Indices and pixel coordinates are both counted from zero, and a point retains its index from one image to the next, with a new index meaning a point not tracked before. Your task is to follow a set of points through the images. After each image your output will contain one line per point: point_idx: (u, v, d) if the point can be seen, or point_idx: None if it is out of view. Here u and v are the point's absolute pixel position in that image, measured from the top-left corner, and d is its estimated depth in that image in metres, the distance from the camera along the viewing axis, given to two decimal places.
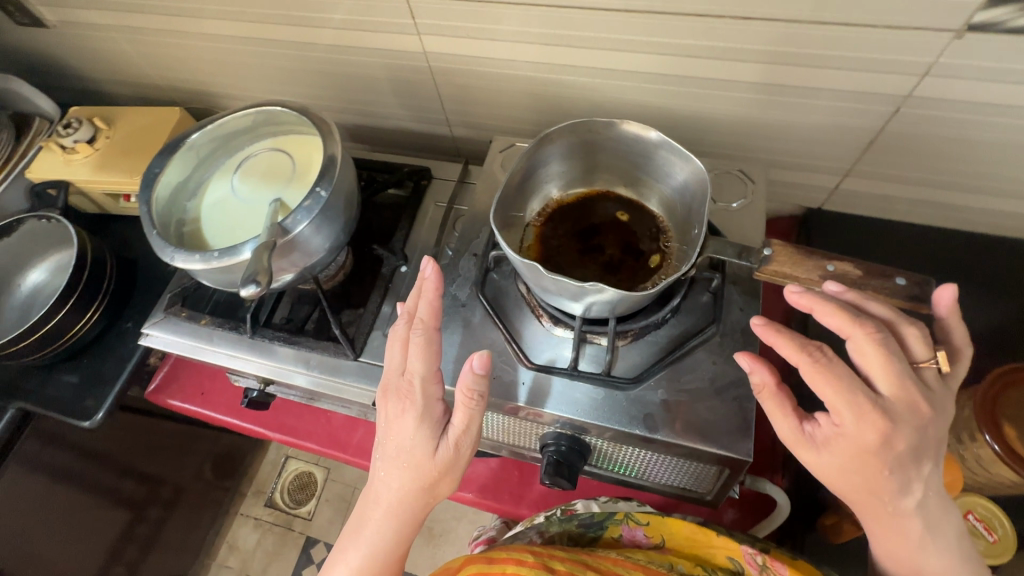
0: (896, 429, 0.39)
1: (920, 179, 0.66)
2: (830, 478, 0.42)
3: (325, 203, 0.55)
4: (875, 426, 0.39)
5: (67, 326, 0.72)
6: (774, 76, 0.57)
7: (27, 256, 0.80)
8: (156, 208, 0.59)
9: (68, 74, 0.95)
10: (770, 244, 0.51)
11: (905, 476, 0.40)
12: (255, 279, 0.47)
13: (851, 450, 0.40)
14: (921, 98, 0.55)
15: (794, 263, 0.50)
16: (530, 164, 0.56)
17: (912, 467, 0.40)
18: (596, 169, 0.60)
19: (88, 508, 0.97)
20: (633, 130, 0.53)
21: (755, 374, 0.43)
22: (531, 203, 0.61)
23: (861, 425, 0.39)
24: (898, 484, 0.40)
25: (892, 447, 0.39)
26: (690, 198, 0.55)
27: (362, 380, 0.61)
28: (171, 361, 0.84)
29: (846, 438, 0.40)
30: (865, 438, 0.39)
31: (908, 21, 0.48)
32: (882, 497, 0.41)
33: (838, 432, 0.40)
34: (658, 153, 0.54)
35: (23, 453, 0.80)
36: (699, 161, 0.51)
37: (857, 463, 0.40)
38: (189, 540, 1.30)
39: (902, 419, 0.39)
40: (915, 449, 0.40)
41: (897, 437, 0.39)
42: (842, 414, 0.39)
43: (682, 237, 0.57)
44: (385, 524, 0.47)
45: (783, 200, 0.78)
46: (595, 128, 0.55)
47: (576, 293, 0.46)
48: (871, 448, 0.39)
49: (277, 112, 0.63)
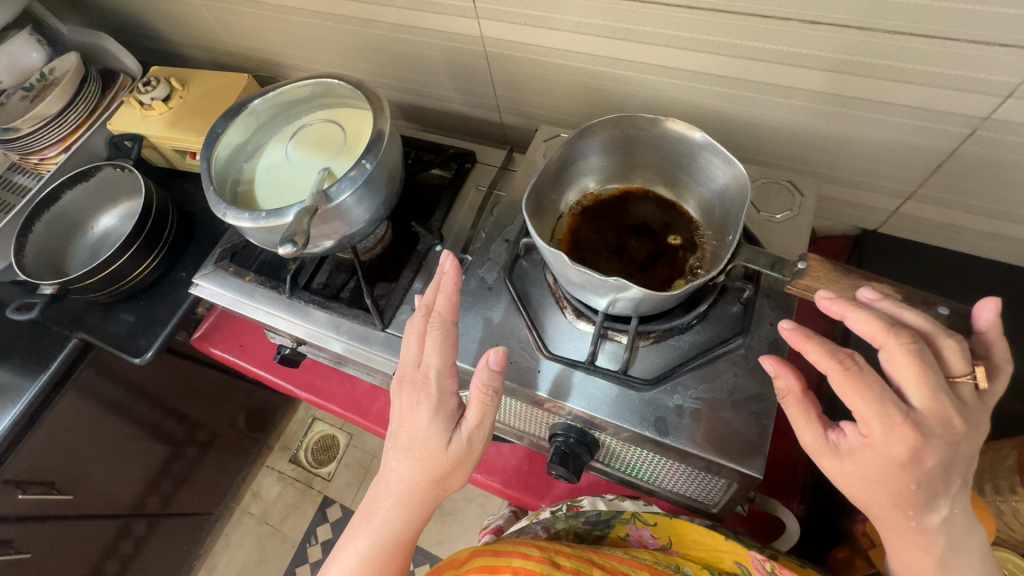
0: (928, 443, 0.37)
1: (990, 210, 0.61)
2: (854, 488, 0.40)
3: (369, 175, 0.56)
4: (906, 440, 0.37)
5: (130, 269, 0.78)
6: (840, 86, 0.55)
7: (100, 201, 0.88)
8: (215, 166, 0.62)
9: (152, 34, 1.02)
10: (806, 258, 0.48)
11: (933, 492, 0.38)
12: (292, 239, 0.48)
13: (877, 463, 0.38)
14: (1002, 120, 0.51)
15: (827, 280, 0.48)
16: (571, 155, 0.57)
17: (941, 483, 0.38)
18: (637, 165, 0.60)
19: (132, 438, 1.04)
20: (676, 129, 0.52)
21: (780, 379, 0.42)
22: (569, 195, 0.61)
23: (891, 439, 0.37)
24: (925, 499, 0.38)
25: (923, 463, 0.37)
26: (729, 203, 0.53)
27: (386, 350, 0.63)
28: (216, 313, 0.90)
29: (873, 450, 0.38)
30: (893, 452, 0.37)
31: (993, 37, 0.45)
32: (907, 511, 0.39)
33: (864, 443, 0.38)
34: (702, 155, 0.53)
35: (81, 379, 0.87)
36: (742, 165, 0.50)
37: (882, 474, 0.38)
38: (218, 482, 1.38)
39: (936, 433, 0.37)
40: (947, 466, 0.38)
41: (928, 453, 0.37)
42: (871, 425, 0.37)
43: (718, 246, 0.55)
44: (395, 513, 0.48)
45: (836, 218, 0.75)
46: (639, 124, 0.54)
47: (600, 288, 0.46)
48: (899, 460, 0.37)
49: (334, 84, 0.65)
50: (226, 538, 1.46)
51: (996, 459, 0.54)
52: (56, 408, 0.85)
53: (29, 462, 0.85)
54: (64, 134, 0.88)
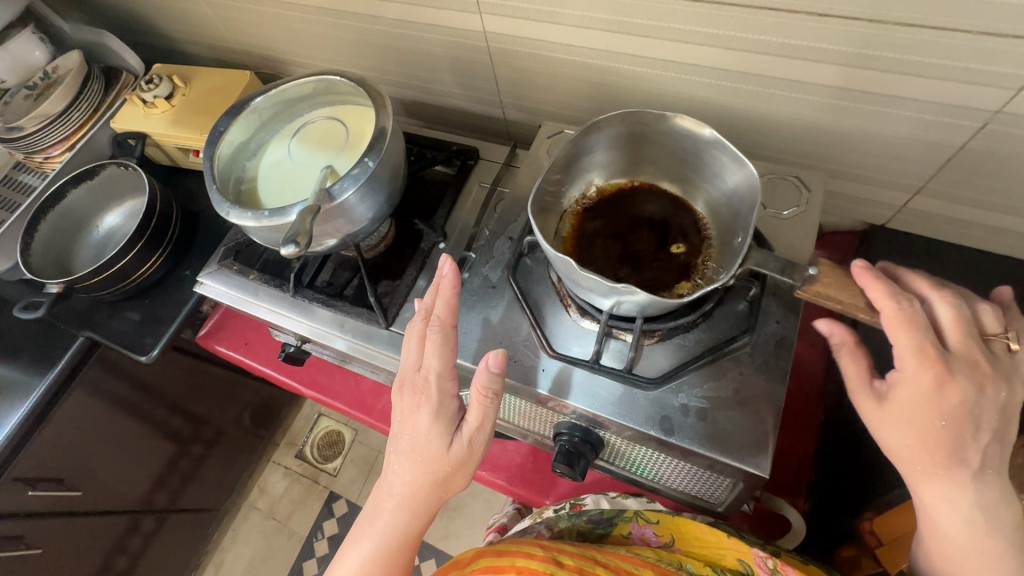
0: (957, 379, 0.39)
1: (1001, 204, 0.60)
2: (888, 432, 0.42)
3: (372, 173, 0.56)
4: (934, 371, 0.39)
5: (135, 267, 0.78)
6: (849, 80, 0.54)
7: (105, 200, 0.88)
8: (218, 165, 0.62)
9: (154, 31, 1.01)
10: (817, 263, 0.46)
11: (963, 435, 0.39)
12: (295, 240, 0.48)
13: (913, 398, 0.40)
14: (1013, 113, 0.50)
15: (840, 288, 0.45)
16: (575, 153, 0.56)
17: (973, 429, 0.39)
18: (643, 159, 0.59)
19: (139, 435, 1.05)
20: (685, 126, 0.52)
21: (833, 333, 0.46)
22: (571, 191, 0.60)
23: (921, 369, 0.40)
24: (957, 444, 0.39)
25: (951, 398, 0.39)
26: (739, 204, 0.53)
27: (390, 348, 0.63)
28: (221, 310, 0.90)
29: (908, 384, 0.40)
30: (922, 383, 0.40)
31: (1006, 29, 0.44)
32: (940, 457, 0.40)
33: (898, 378, 0.41)
34: (711, 152, 0.52)
35: (89, 376, 0.87)
36: (754, 167, 0.49)
37: (912, 410, 0.40)
38: (225, 478, 1.39)
39: (965, 372, 0.39)
40: (975, 410, 0.39)
41: (958, 388, 0.39)
42: (904, 356, 0.41)
43: (725, 246, 0.54)
44: (398, 516, 0.48)
45: (843, 213, 0.74)
46: (647, 120, 0.53)
47: (609, 292, 0.46)
48: (932, 393, 0.39)
49: (335, 81, 0.65)
50: (234, 533, 1.47)
51: None
52: (64, 406, 0.85)
53: (38, 460, 0.85)
54: (68, 133, 0.88)
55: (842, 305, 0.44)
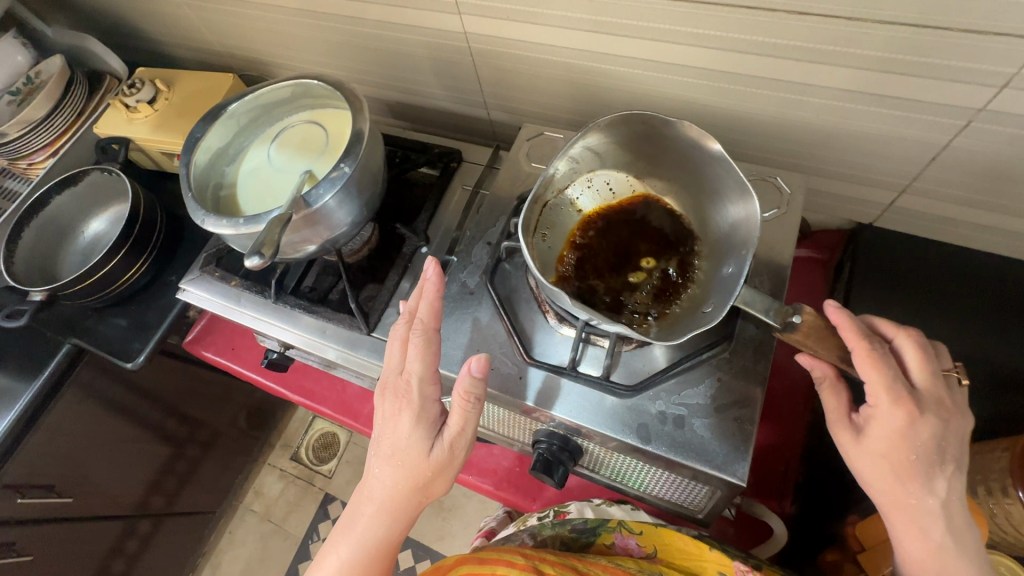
0: (924, 416, 0.41)
1: (987, 203, 0.60)
2: (863, 463, 0.43)
3: (349, 178, 0.55)
4: (907, 411, 0.41)
5: (119, 274, 0.78)
6: (830, 78, 0.53)
7: (90, 206, 0.87)
8: (195, 172, 0.61)
9: (137, 34, 1.00)
10: (803, 310, 0.46)
11: (931, 466, 0.41)
12: (260, 251, 0.47)
13: (884, 434, 0.41)
14: (997, 111, 0.49)
15: (818, 339, 0.45)
16: (576, 150, 0.55)
17: (939, 461, 0.41)
18: (634, 155, 0.57)
19: (132, 441, 1.05)
20: (693, 134, 0.51)
21: (816, 368, 0.47)
22: (561, 183, 0.57)
23: (895, 409, 0.41)
24: (925, 476, 0.41)
25: (921, 435, 0.40)
26: (731, 235, 0.53)
27: (372, 354, 0.62)
28: (208, 316, 0.89)
29: (880, 422, 0.41)
30: (896, 422, 0.41)
31: (987, 25, 0.43)
32: (910, 488, 0.41)
33: (873, 414, 0.42)
34: (715, 168, 0.52)
35: (77, 383, 0.87)
36: (757, 206, 0.50)
37: (884, 445, 0.41)
38: (220, 481, 1.39)
39: (931, 410, 0.41)
40: (942, 444, 0.41)
41: (924, 426, 0.40)
42: (878, 396, 0.42)
43: (713, 257, 0.54)
44: (377, 521, 0.48)
45: (830, 212, 0.73)
46: (651, 122, 0.52)
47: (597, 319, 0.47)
48: (901, 431, 0.41)
49: (313, 85, 0.64)
50: (230, 535, 1.48)
51: (989, 462, 0.53)
52: (53, 413, 0.85)
53: (27, 467, 0.85)
54: (51, 139, 0.87)
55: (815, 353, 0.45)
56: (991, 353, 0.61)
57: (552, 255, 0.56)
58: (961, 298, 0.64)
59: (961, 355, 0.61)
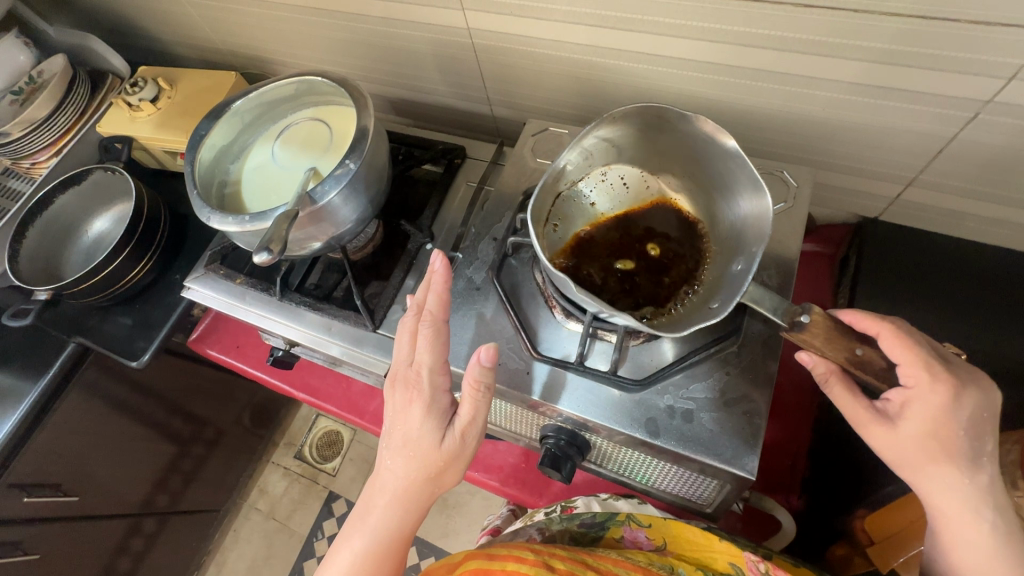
0: (963, 390, 0.41)
1: (994, 196, 0.59)
2: (905, 450, 0.42)
3: (355, 175, 0.55)
4: (947, 385, 0.41)
5: (123, 272, 0.78)
6: (836, 71, 0.53)
7: (94, 206, 0.87)
8: (200, 169, 0.61)
9: (140, 33, 1.00)
10: (811, 312, 0.45)
11: (974, 441, 0.41)
12: (268, 247, 0.47)
13: (927, 413, 0.41)
14: (1005, 103, 0.49)
15: (827, 340, 0.44)
16: (590, 142, 0.54)
17: (979, 435, 0.41)
18: (650, 149, 0.57)
19: (137, 439, 1.05)
20: (708, 130, 0.50)
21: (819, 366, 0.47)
22: (575, 174, 0.57)
23: (936, 385, 0.41)
24: (969, 452, 0.41)
25: (963, 409, 0.41)
26: (741, 230, 0.52)
27: (378, 351, 0.62)
28: (212, 314, 0.89)
29: (921, 400, 0.41)
30: (938, 398, 0.41)
31: (995, 16, 0.43)
32: (957, 466, 0.41)
33: (910, 395, 0.42)
34: (727, 163, 0.51)
35: (82, 382, 0.87)
36: (769, 200, 0.48)
37: (928, 424, 0.41)
38: (225, 479, 1.40)
39: (968, 383, 0.41)
40: (982, 418, 0.41)
41: (964, 399, 0.41)
42: (915, 373, 0.42)
43: (724, 257, 0.54)
44: (389, 512, 0.47)
45: (835, 206, 0.73)
46: (667, 116, 0.51)
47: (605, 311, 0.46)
48: (945, 407, 0.41)
49: (317, 82, 0.64)
50: (234, 533, 1.48)
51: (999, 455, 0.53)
52: (58, 412, 0.85)
53: (33, 466, 0.85)
54: (54, 138, 0.87)
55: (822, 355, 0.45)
56: (999, 347, 0.61)
57: (562, 245, 0.56)
58: (968, 292, 0.64)
59: (968, 348, 0.61)
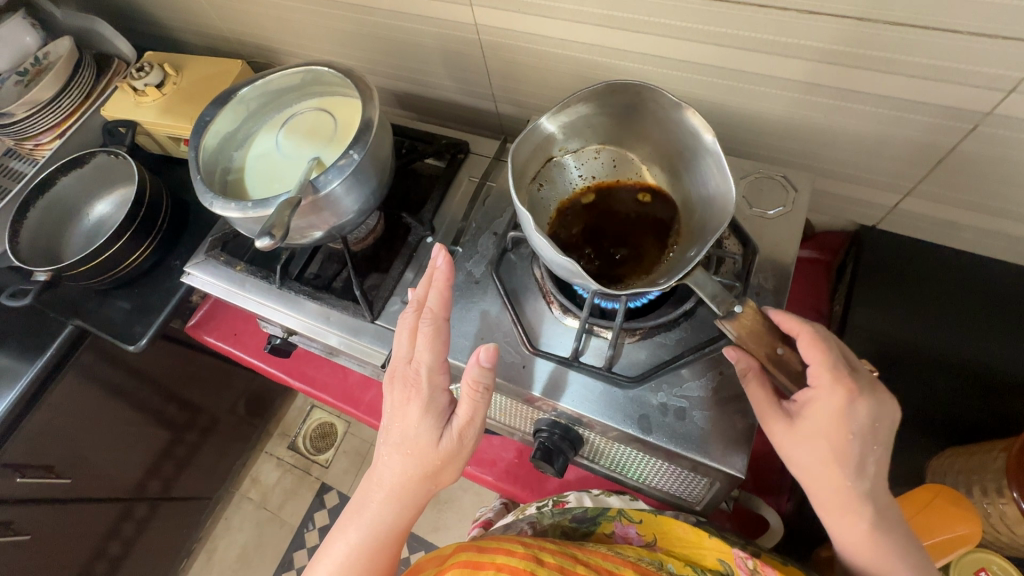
0: (861, 396, 0.42)
1: (990, 208, 0.60)
2: (800, 449, 0.44)
3: (358, 165, 0.56)
4: (845, 389, 0.42)
5: (125, 255, 0.78)
6: (835, 79, 0.53)
7: (96, 188, 0.87)
8: (204, 155, 0.61)
9: (147, 18, 1.00)
10: (745, 302, 0.46)
11: (864, 449, 0.42)
12: (270, 232, 0.47)
13: (824, 414, 0.42)
14: (1004, 116, 0.50)
15: (754, 334, 0.46)
16: (584, 110, 0.55)
17: (871, 442, 0.42)
18: (642, 133, 0.57)
19: (132, 423, 1.05)
20: (694, 122, 0.50)
21: (741, 361, 0.48)
22: (569, 141, 0.58)
23: (835, 387, 0.42)
24: (858, 455, 0.42)
25: (859, 415, 0.42)
26: (707, 218, 0.52)
27: (376, 342, 0.62)
28: (211, 301, 0.90)
29: (821, 401, 0.43)
30: (836, 401, 0.42)
31: (994, 29, 0.44)
32: (846, 469, 0.42)
33: (813, 396, 0.43)
34: (704, 157, 0.51)
35: (80, 364, 0.87)
36: (734, 195, 0.48)
37: (823, 426, 0.42)
38: (218, 467, 1.40)
39: (867, 392, 0.42)
40: (876, 427, 0.42)
41: (860, 405, 0.42)
42: (820, 376, 0.43)
43: (687, 245, 0.53)
44: (386, 508, 0.48)
45: (834, 214, 0.74)
46: (661, 101, 0.51)
47: (573, 275, 0.45)
48: (841, 409, 0.42)
49: (323, 72, 0.64)
50: (226, 521, 1.48)
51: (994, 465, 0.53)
52: (54, 393, 0.85)
53: (27, 446, 0.85)
54: (58, 120, 0.87)
55: (746, 347, 0.46)
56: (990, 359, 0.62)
57: (542, 206, 0.58)
58: (957, 303, 0.65)
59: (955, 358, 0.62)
